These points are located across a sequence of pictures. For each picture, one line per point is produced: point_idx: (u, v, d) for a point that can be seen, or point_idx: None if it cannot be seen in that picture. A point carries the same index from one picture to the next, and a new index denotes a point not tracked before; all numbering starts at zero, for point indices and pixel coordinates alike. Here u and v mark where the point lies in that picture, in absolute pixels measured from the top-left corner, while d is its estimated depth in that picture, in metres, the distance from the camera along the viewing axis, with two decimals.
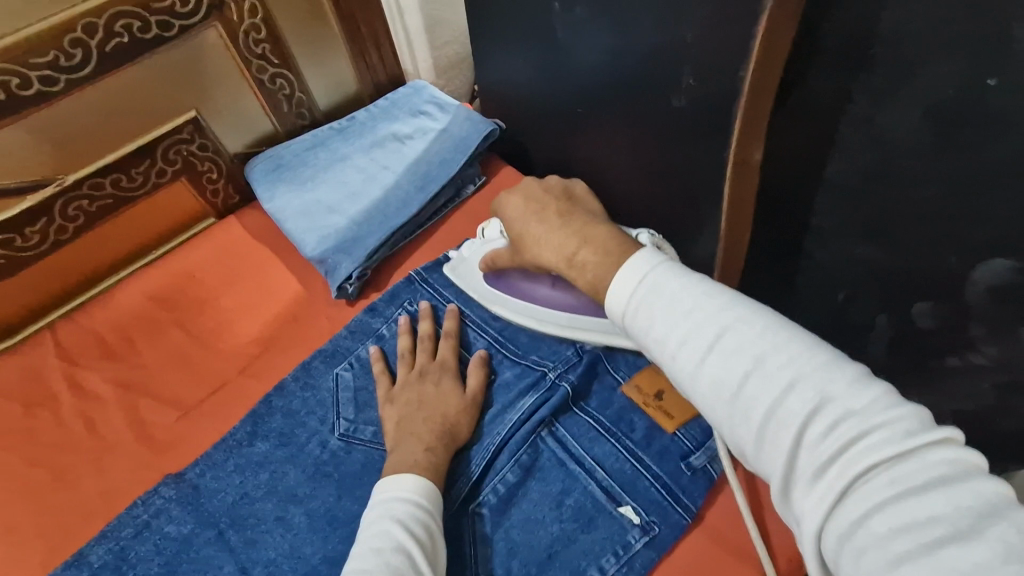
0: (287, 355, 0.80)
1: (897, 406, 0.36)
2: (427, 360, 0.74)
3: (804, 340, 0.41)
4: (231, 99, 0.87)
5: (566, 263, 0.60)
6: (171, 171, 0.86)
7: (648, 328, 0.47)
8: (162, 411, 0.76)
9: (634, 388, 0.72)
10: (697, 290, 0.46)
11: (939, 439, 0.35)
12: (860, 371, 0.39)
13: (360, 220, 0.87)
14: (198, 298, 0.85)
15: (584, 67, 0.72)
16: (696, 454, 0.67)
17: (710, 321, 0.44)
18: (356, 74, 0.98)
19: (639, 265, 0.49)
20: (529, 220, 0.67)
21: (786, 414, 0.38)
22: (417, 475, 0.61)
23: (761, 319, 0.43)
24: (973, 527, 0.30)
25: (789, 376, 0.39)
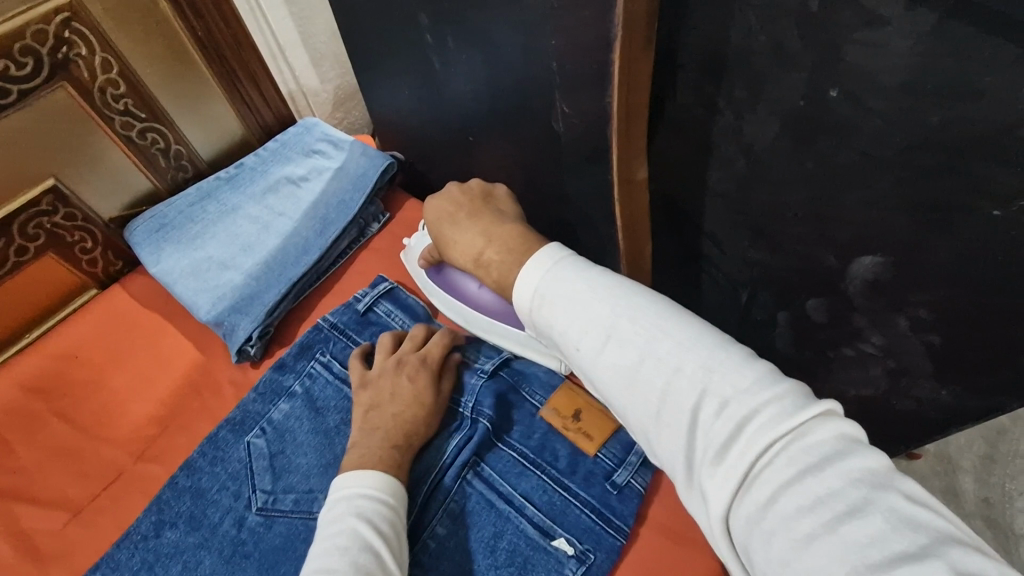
0: (188, 431, 0.73)
1: (781, 383, 0.37)
2: (410, 350, 0.70)
3: (694, 326, 0.41)
4: (97, 161, 0.80)
5: (473, 263, 0.59)
6: (34, 247, 0.77)
7: (551, 324, 0.45)
8: (49, 516, 0.67)
9: (553, 412, 0.70)
10: (593, 280, 0.45)
11: (824, 411, 0.35)
12: (745, 352, 0.39)
13: (257, 274, 0.81)
14: (84, 381, 0.76)
15: (464, 97, 0.71)
16: (619, 471, 0.65)
17: (606, 312, 0.43)
18: (239, 117, 0.93)
19: (543, 260, 0.47)
20: (444, 226, 0.63)
21: (682, 399, 0.38)
22: (381, 471, 0.58)
23: (654, 307, 0.43)
24: (865, 497, 0.31)
25: (681, 361, 0.39)
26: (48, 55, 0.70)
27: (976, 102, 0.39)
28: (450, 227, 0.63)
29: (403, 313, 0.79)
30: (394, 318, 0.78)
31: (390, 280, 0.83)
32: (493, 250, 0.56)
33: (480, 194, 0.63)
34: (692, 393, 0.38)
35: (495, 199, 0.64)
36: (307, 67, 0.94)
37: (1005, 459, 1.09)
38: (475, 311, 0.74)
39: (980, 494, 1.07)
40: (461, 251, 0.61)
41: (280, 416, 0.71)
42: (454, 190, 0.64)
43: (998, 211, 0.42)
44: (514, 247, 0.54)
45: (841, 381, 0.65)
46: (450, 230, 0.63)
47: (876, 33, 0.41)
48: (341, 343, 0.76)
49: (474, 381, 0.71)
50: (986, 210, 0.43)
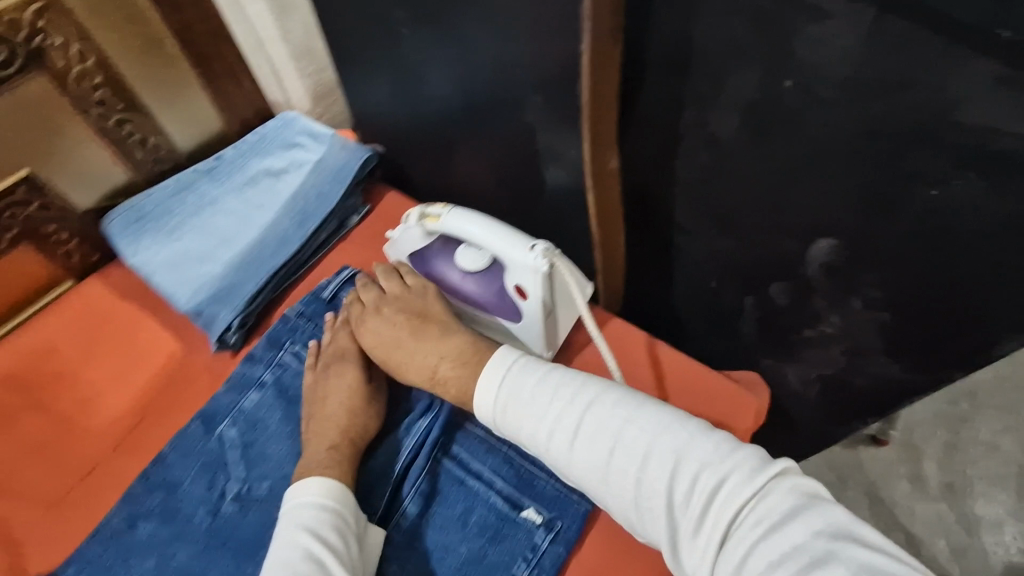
0: (163, 424, 0.73)
1: (738, 451, 0.49)
2: (329, 354, 0.72)
3: (656, 413, 0.53)
4: (72, 153, 0.80)
5: (429, 381, 0.65)
6: (8, 239, 0.77)
7: (520, 426, 0.57)
8: (24, 509, 0.67)
9: None
10: (555, 383, 0.57)
11: (778, 471, 0.48)
12: (702, 427, 0.52)
13: (236, 263, 0.82)
14: (59, 374, 0.76)
15: (440, 91, 0.72)
16: None
17: (571, 411, 0.55)
18: (217, 111, 0.92)
19: (504, 368, 0.60)
20: (389, 351, 0.68)
21: (654, 478, 0.50)
22: (321, 477, 0.61)
23: (616, 399, 0.55)
24: (825, 545, 0.42)
25: (648, 447, 0.51)
26: (23, 45, 0.70)
27: (908, 91, 0.42)
28: (397, 352, 0.68)
29: None
30: None
31: (353, 268, 0.83)
32: (447, 367, 0.64)
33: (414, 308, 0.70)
34: (661, 471, 0.50)
35: (424, 304, 0.70)
36: (286, 63, 0.91)
37: (967, 445, 1.14)
38: (456, 300, 0.72)
39: (944, 480, 1.12)
40: (413, 370, 0.67)
41: (251, 406, 0.71)
42: (385, 313, 0.70)
43: (936, 190, 0.46)
44: (469, 361, 0.63)
45: (805, 362, 0.69)
46: (397, 354, 0.68)
47: (823, 27, 0.43)
48: (308, 333, 0.77)
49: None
50: (924, 190, 0.47)
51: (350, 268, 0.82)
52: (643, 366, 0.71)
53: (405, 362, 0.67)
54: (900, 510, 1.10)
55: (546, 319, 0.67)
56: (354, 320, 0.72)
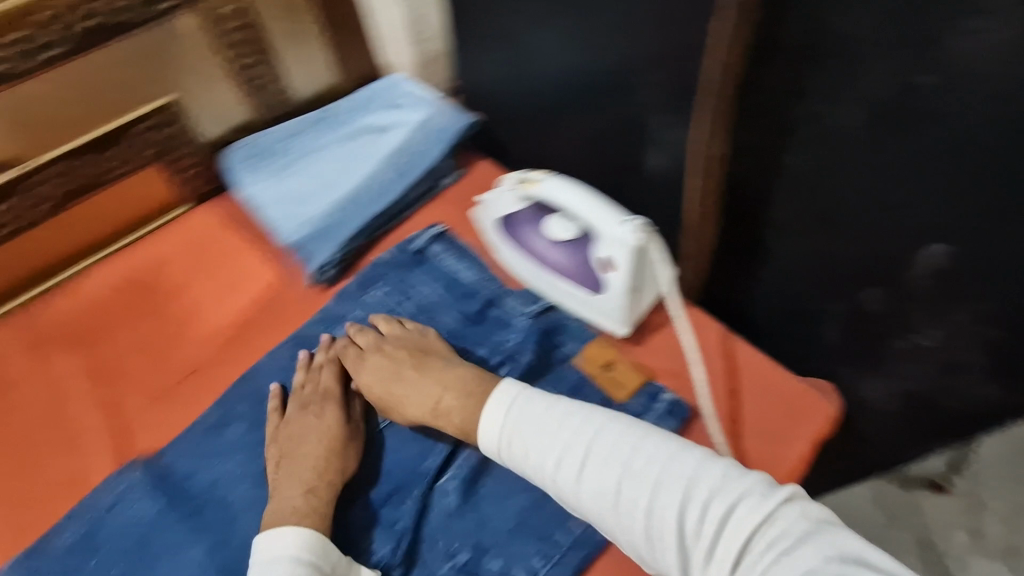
0: (257, 342, 0.78)
1: (744, 475, 0.50)
2: (311, 390, 0.71)
3: (659, 438, 0.54)
4: (206, 86, 0.86)
5: (430, 413, 0.65)
6: (142, 158, 0.85)
7: (525, 457, 0.57)
8: (132, 396, 0.74)
9: (584, 359, 0.72)
10: (559, 413, 0.58)
11: (785, 496, 0.49)
12: (706, 454, 0.53)
13: (337, 206, 0.87)
14: (171, 285, 0.83)
15: (551, 66, 0.75)
16: (646, 416, 0.67)
17: (578, 440, 0.55)
18: (334, 67, 0.97)
19: (504, 400, 0.60)
20: (391, 386, 0.68)
21: (663, 506, 0.50)
22: (297, 527, 0.60)
23: (619, 426, 0.56)
24: (839, 570, 0.43)
25: (654, 475, 0.52)
26: None
27: None
28: (396, 385, 0.68)
29: (453, 256, 0.83)
30: (447, 259, 0.82)
31: (442, 226, 0.86)
32: (451, 397, 0.64)
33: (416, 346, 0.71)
34: (670, 499, 0.50)
35: (427, 344, 0.72)
36: (399, 32, 0.96)
37: None
38: (543, 268, 0.75)
39: (1007, 541, 1.05)
40: (412, 405, 0.67)
41: (337, 338, 0.77)
42: (387, 349, 0.71)
43: None
44: (474, 391, 0.64)
45: (891, 373, 0.68)
46: (397, 388, 0.68)
47: (973, 22, 0.44)
48: (395, 279, 0.81)
49: (519, 318, 0.76)
50: None
51: (440, 226, 0.85)
52: (717, 354, 0.72)
53: (406, 397, 0.67)
54: (953, 562, 1.05)
55: (630, 294, 0.68)
56: (354, 360, 0.72)
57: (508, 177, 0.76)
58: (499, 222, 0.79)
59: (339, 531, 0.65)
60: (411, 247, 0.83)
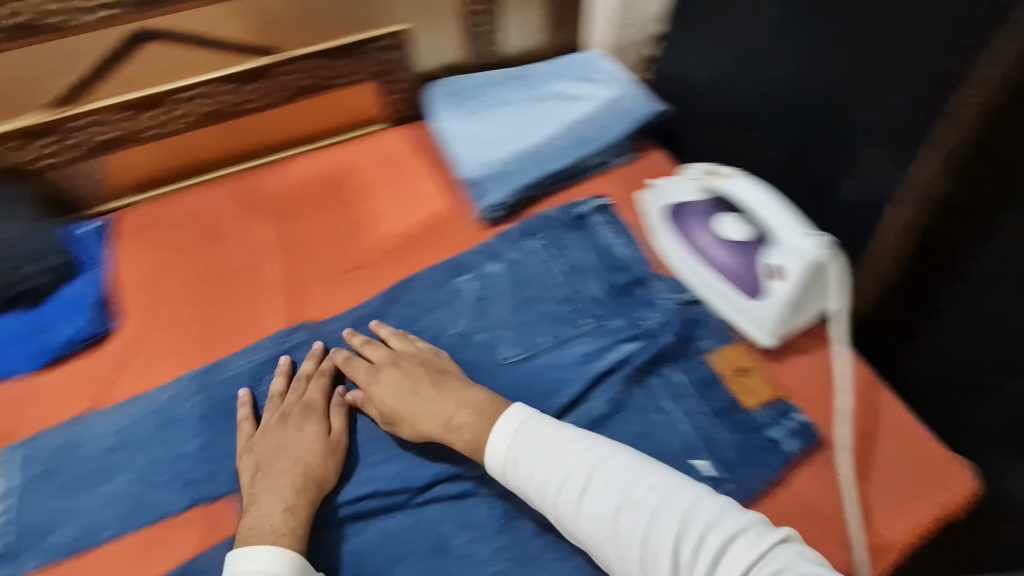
0: (421, 256, 0.86)
1: (739, 514, 0.53)
2: (294, 401, 0.70)
3: (659, 471, 0.57)
4: (438, 23, 0.97)
5: (442, 428, 0.64)
6: (365, 75, 0.95)
7: (529, 479, 0.59)
8: (311, 270, 0.86)
9: (720, 358, 0.73)
10: (563, 438, 0.60)
11: (778, 537, 0.51)
12: (704, 490, 0.56)
13: (517, 157, 0.94)
14: (360, 188, 0.94)
15: (774, 73, 0.78)
16: (773, 427, 0.67)
17: (584, 467, 0.58)
18: (543, 30, 1.05)
19: (512, 421, 0.62)
20: (403, 400, 0.67)
21: (659, 536, 0.52)
22: (274, 548, 0.56)
23: (622, 457, 0.58)
24: None
25: (654, 505, 0.54)
26: None
27: None
28: (404, 403, 0.67)
29: (612, 229, 0.85)
30: (605, 230, 0.85)
31: (608, 199, 0.89)
32: (467, 412, 0.64)
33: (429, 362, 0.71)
34: (667, 530, 0.53)
35: (440, 363, 0.71)
36: (610, 12, 0.99)
37: None
38: (700, 262, 0.76)
39: None
40: (425, 420, 0.65)
41: (492, 271, 0.83)
42: (398, 366, 0.70)
43: None
44: (491, 408, 0.64)
45: None
46: (410, 401, 0.67)
47: None
48: (552, 236, 0.85)
49: (666, 302, 0.77)
50: None
51: (606, 198, 0.88)
52: (863, 396, 0.70)
53: (418, 412, 0.66)
54: None
55: (788, 309, 0.69)
56: (365, 374, 0.71)
57: (698, 167, 0.79)
58: (666, 209, 0.81)
59: None
60: (576, 209, 0.87)
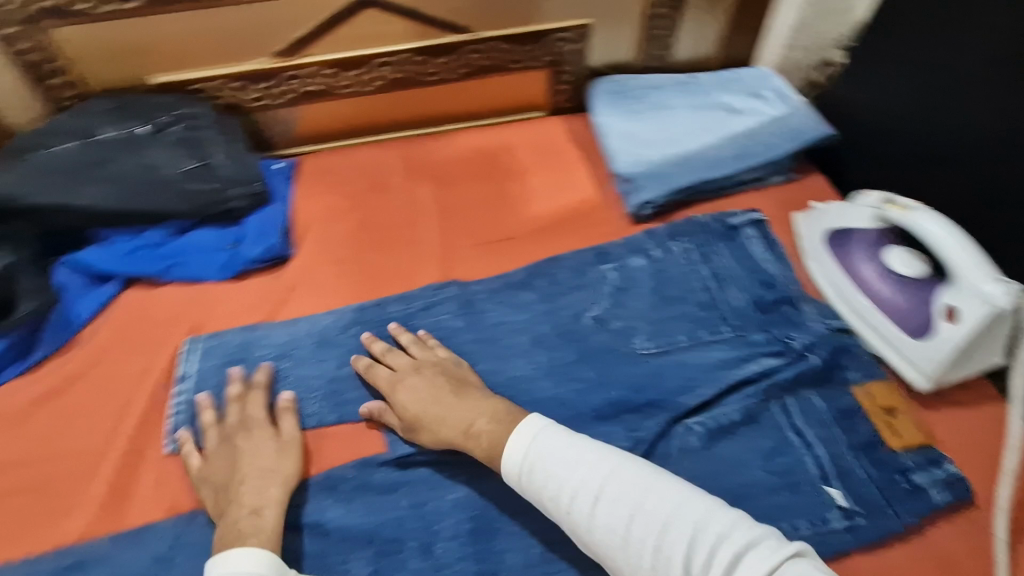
0: (567, 239, 0.91)
1: (753, 528, 0.52)
2: (234, 421, 0.70)
3: (672, 483, 0.57)
4: (619, 23, 1.00)
5: (463, 436, 0.65)
6: (542, 62, 1.01)
7: (544, 487, 0.58)
8: (464, 235, 0.92)
9: (866, 393, 0.70)
10: (576, 448, 0.60)
11: (792, 555, 0.49)
12: (717, 504, 0.54)
13: (673, 159, 0.95)
14: (515, 167, 0.99)
15: (972, 114, 0.81)
16: (918, 472, 0.65)
17: (598, 477, 0.57)
18: (717, 42, 1.07)
19: (527, 430, 0.61)
20: (427, 406, 0.68)
21: (671, 546, 0.52)
22: (253, 552, 0.56)
23: (634, 468, 0.58)
24: None
25: (667, 515, 0.53)
26: None
27: None
28: (427, 413, 0.68)
29: (763, 245, 0.85)
30: (756, 244, 0.85)
31: (761, 214, 0.88)
32: (485, 420, 0.65)
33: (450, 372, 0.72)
34: (680, 540, 0.52)
35: (459, 370, 0.72)
36: (783, 31, 1.02)
37: None
38: (860, 293, 0.75)
39: None
40: (449, 426, 0.66)
41: (635, 265, 0.84)
42: (422, 376, 0.71)
43: None
44: (510, 418, 0.65)
45: None
46: (434, 409, 0.68)
47: None
48: (701, 241, 0.85)
49: (815, 326, 0.76)
50: None
51: (759, 212, 0.88)
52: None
53: (441, 418, 0.67)
54: None
55: (958, 352, 0.67)
56: (387, 382, 0.72)
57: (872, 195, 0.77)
58: (829, 235, 0.80)
59: (586, 414, 0.71)
60: (731, 219, 0.87)
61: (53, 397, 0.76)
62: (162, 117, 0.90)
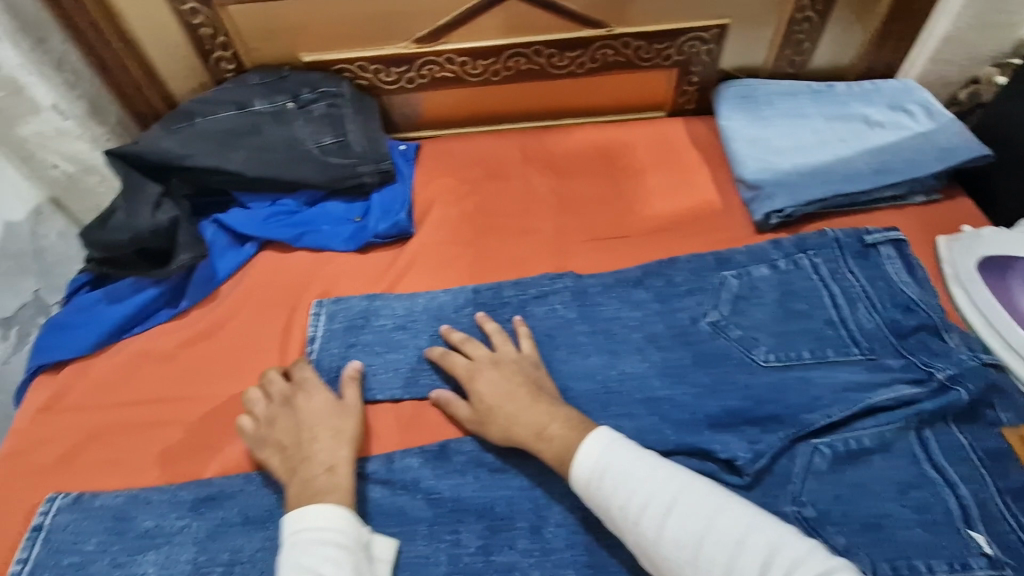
0: (684, 242, 0.89)
1: (830, 557, 0.48)
2: (288, 389, 0.73)
3: (743, 504, 0.53)
4: (758, 25, 0.97)
5: (533, 437, 0.64)
6: (673, 60, 1.00)
7: (613, 495, 0.56)
8: (578, 229, 0.92)
9: (1017, 436, 0.66)
10: (646, 460, 0.57)
11: None
12: (789, 529, 0.51)
13: (804, 170, 0.91)
14: (634, 166, 0.99)
15: None
16: None
17: (670, 489, 0.55)
18: (858, 51, 1.02)
19: (598, 440, 0.59)
20: (501, 399, 0.68)
21: (742, 568, 0.49)
22: (328, 506, 0.61)
23: (702, 486, 0.55)
24: None
25: (740, 537, 0.51)
26: None
27: None
28: (501, 410, 0.67)
29: (902, 266, 0.80)
30: (893, 265, 0.80)
31: (900, 234, 0.83)
32: (557, 427, 0.63)
33: (529, 368, 0.71)
34: (751, 563, 0.49)
35: (538, 374, 0.72)
36: (934, 42, 0.97)
37: None
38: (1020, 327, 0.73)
39: None
40: (520, 425, 0.65)
41: (759, 276, 0.82)
42: (502, 371, 0.70)
43: None
44: (581, 425, 0.63)
45: None
46: (509, 406, 0.67)
47: None
48: (831, 257, 0.81)
49: (964, 357, 0.69)
50: None
51: (899, 231, 0.83)
52: None
53: (515, 414, 0.66)
54: None
55: None
56: (465, 370, 0.72)
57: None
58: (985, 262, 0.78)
59: (701, 419, 0.69)
60: (866, 235, 0.82)
61: (196, 343, 0.83)
62: (307, 93, 0.96)
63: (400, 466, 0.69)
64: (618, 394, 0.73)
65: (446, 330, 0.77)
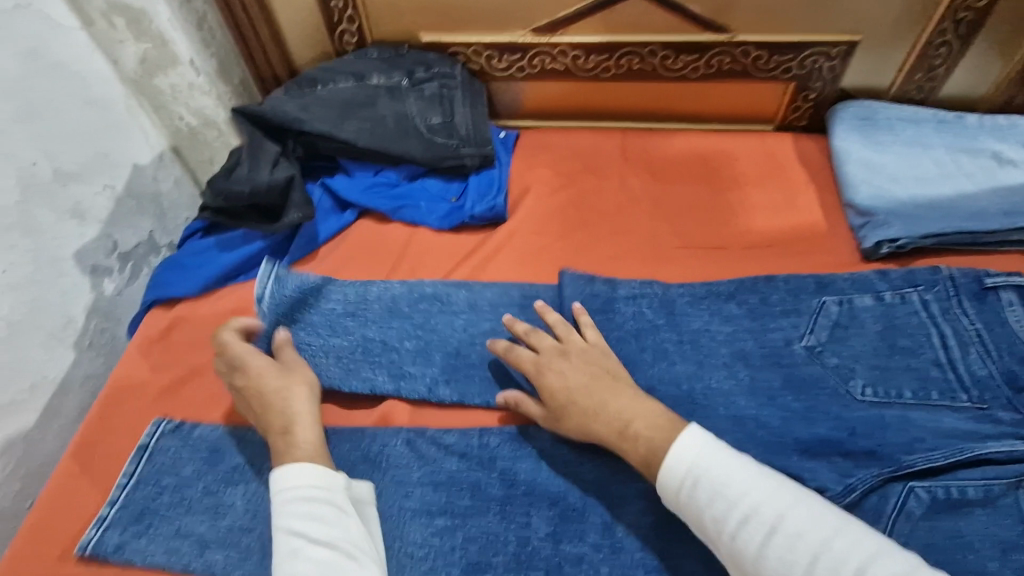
0: (782, 261, 0.86)
1: None
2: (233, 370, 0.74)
3: (859, 529, 0.51)
4: (889, 45, 0.93)
5: (616, 435, 0.64)
6: (792, 74, 0.97)
7: (709, 506, 0.56)
8: (671, 235, 0.91)
9: None
10: (745, 472, 0.56)
11: None
12: (915, 561, 0.49)
13: (920, 203, 0.87)
14: (735, 177, 0.96)
15: None
16: None
17: (770, 506, 0.54)
18: (997, 82, 0.95)
19: (690, 446, 0.58)
20: (584, 390, 0.67)
21: None
22: (300, 465, 0.63)
23: (810, 504, 0.54)
24: None
25: (858, 565, 0.49)
26: None
27: None
28: (580, 399, 0.67)
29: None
30: (1014, 312, 0.73)
31: None
32: (642, 426, 0.63)
33: (599, 364, 0.70)
34: None
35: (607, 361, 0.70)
36: None
37: None
38: None
39: None
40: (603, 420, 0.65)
41: (863, 305, 0.78)
42: (574, 364, 0.69)
43: None
44: (662, 424, 0.62)
45: None
46: (591, 399, 0.66)
47: None
48: (945, 295, 0.77)
49: None
50: None
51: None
52: None
53: (596, 409, 0.66)
54: None
55: None
56: (533, 364, 0.71)
57: None
58: None
59: (789, 444, 0.68)
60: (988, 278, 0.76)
61: None
62: (422, 72, 0.99)
63: (480, 442, 0.71)
64: (702, 406, 0.72)
65: (511, 322, 0.75)
